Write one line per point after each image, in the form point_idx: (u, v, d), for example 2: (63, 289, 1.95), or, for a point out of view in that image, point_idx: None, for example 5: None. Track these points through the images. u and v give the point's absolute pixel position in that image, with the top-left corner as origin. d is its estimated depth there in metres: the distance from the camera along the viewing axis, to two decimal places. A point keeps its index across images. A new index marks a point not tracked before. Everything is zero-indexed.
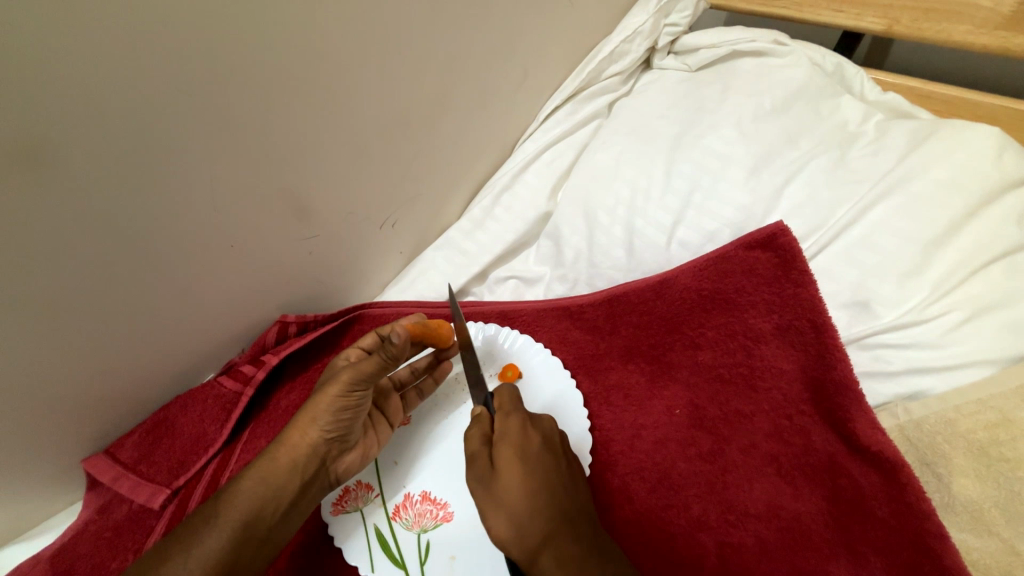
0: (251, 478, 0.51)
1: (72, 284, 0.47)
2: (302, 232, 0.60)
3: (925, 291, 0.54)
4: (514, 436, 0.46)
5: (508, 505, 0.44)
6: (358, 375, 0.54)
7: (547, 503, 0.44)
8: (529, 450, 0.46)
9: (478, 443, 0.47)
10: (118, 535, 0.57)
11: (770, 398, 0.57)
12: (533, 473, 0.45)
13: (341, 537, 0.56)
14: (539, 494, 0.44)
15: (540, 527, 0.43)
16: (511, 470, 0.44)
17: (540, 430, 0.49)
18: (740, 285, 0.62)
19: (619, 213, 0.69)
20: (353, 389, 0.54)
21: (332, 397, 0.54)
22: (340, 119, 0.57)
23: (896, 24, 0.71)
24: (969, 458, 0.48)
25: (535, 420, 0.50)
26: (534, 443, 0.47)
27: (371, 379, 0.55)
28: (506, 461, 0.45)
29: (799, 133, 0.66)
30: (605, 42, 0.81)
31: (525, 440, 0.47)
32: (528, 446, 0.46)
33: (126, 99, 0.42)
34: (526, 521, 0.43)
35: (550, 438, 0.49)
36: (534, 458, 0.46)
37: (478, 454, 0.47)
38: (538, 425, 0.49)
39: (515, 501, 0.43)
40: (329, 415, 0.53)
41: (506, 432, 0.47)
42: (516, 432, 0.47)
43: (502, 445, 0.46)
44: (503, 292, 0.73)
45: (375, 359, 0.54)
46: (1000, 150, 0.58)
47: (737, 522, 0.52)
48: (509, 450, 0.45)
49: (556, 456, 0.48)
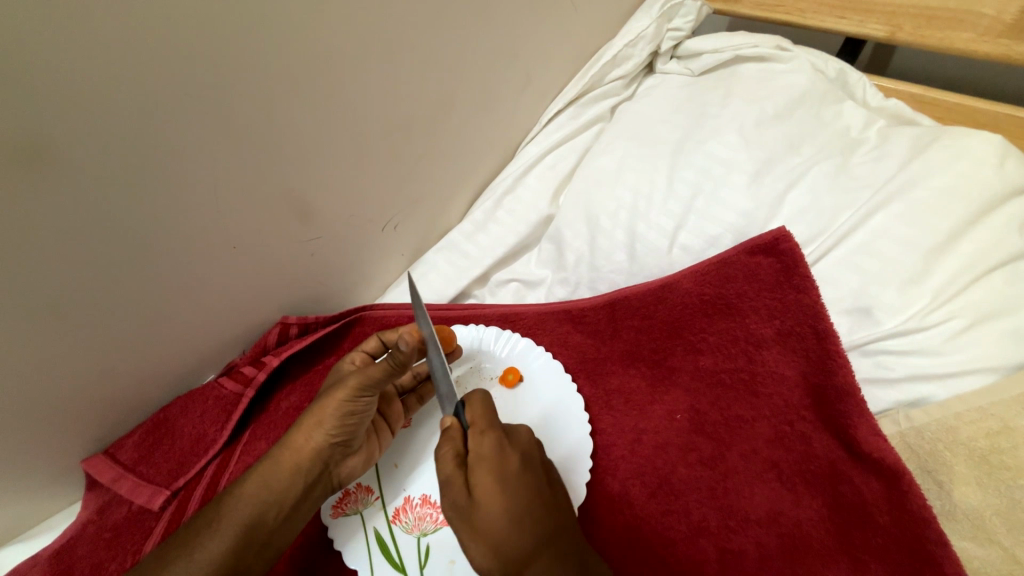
0: (256, 481, 0.51)
1: (73, 284, 0.47)
2: (303, 233, 0.60)
3: (926, 298, 0.55)
4: (488, 459, 0.45)
5: (485, 533, 0.44)
6: (367, 381, 0.54)
7: (526, 529, 0.44)
8: (505, 473, 0.45)
9: (452, 466, 0.47)
10: (117, 536, 0.57)
11: (771, 404, 0.57)
12: (508, 498, 0.44)
13: (341, 540, 0.56)
14: (517, 521, 0.44)
15: (517, 556, 0.43)
16: (485, 497, 0.44)
17: (518, 449, 0.48)
18: (741, 290, 0.62)
19: (621, 216, 0.69)
20: (360, 395, 0.54)
21: (339, 402, 0.54)
22: (342, 121, 0.57)
23: (898, 30, 0.71)
24: (970, 466, 0.48)
25: (513, 436, 0.49)
26: (511, 464, 0.46)
27: (378, 385, 0.55)
28: (481, 487, 0.45)
29: (801, 139, 0.66)
30: (608, 46, 0.81)
31: (501, 461, 0.46)
32: (505, 468, 0.46)
33: (129, 99, 0.42)
34: (503, 549, 0.43)
35: (528, 454, 0.49)
36: (510, 481, 0.45)
37: (453, 479, 0.46)
38: (516, 442, 0.48)
39: (492, 529, 0.44)
40: (335, 420, 0.53)
41: (480, 453, 0.46)
42: (491, 453, 0.46)
43: (478, 469, 0.45)
44: (504, 296, 0.73)
45: (383, 365, 0.54)
46: (1003, 157, 0.58)
47: (738, 528, 0.52)
48: (483, 475, 0.45)
49: (537, 475, 0.48)
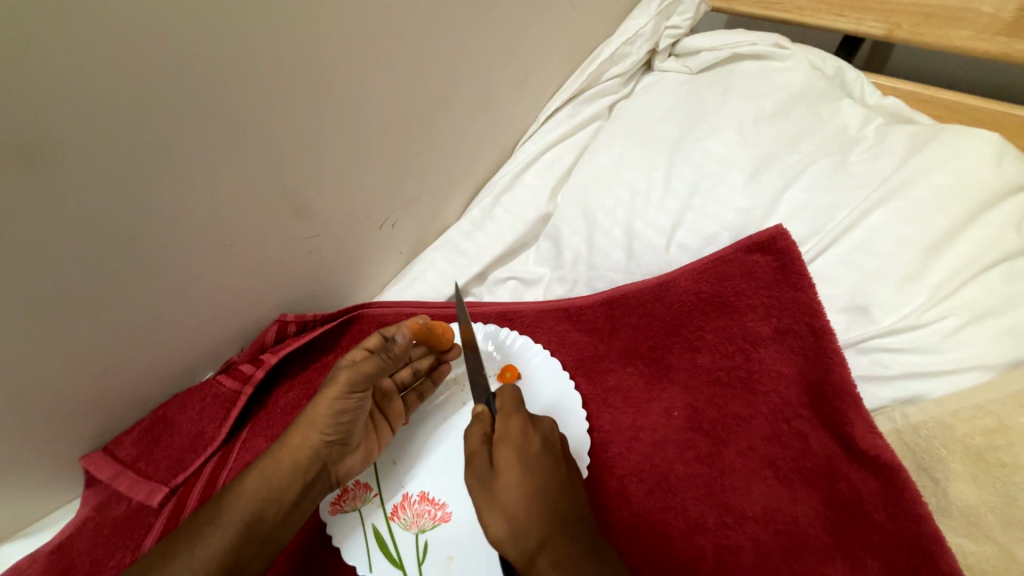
0: (255, 478, 0.51)
1: (71, 281, 0.47)
2: (301, 231, 0.60)
3: (923, 296, 0.55)
4: (514, 436, 0.47)
5: (505, 503, 0.44)
6: (357, 376, 0.54)
7: (545, 503, 0.44)
8: (529, 451, 0.47)
9: (478, 443, 0.48)
10: (117, 533, 0.57)
11: (769, 402, 0.57)
12: (531, 474, 0.45)
13: (340, 537, 0.56)
14: (539, 494, 0.45)
15: (535, 529, 0.43)
16: (511, 469, 0.45)
17: (541, 432, 0.49)
18: (739, 288, 0.62)
19: (619, 215, 0.69)
20: (352, 391, 0.54)
21: (331, 399, 0.54)
22: (342, 119, 0.57)
23: (896, 29, 0.71)
24: (966, 463, 0.48)
25: (536, 422, 0.50)
26: (534, 444, 0.48)
27: (368, 380, 0.55)
28: (506, 460, 0.46)
29: (800, 137, 0.66)
30: (606, 45, 0.81)
31: (526, 440, 0.47)
32: (529, 446, 0.47)
33: (127, 97, 0.42)
34: (523, 524, 0.43)
35: (550, 441, 0.50)
36: (535, 459, 0.47)
37: (477, 455, 0.47)
38: (539, 427, 0.50)
39: (514, 500, 0.44)
40: (329, 417, 0.53)
41: (508, 431, 0.48)
42: (517, 433, 0.47)
43: (503, 445, 0.47)
44: (502, 293, 0.73)
45: (373, 360, 0.55)
46: (1000, 155, 0.58)
47: (735, 524, 0.52)
48: (510, 449, 0.46)
49: (556, 458, 0.49)
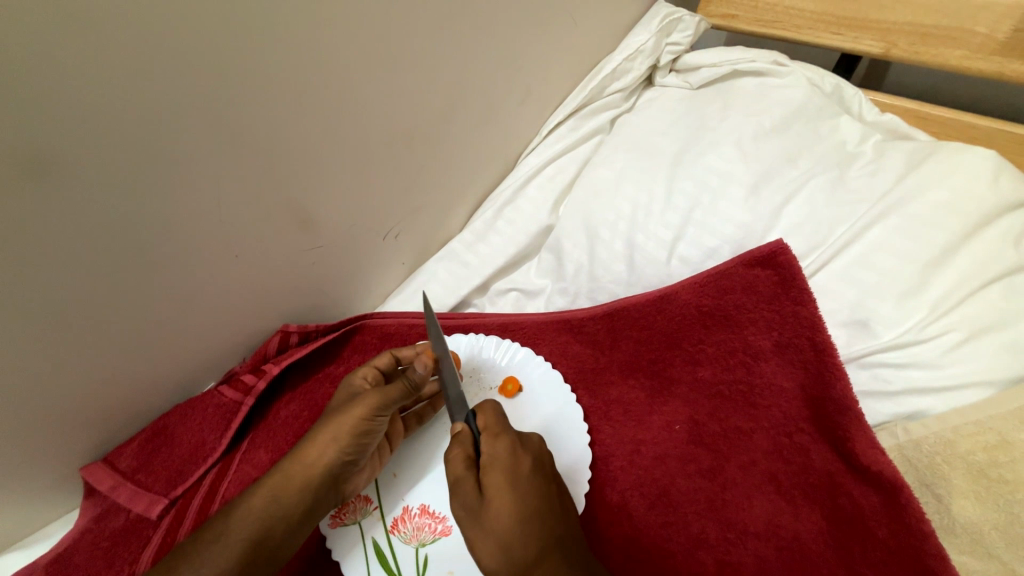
0: (265, 495, 0.51)
1: (75, 289, 0.47)
2: (305, 242, 0.61)
3: (924, 311, 0.55)
4: (502, 459, 0.47)
5: (495, 529, 0.45)
6: (384, 401, 0.55)
7: (535, 531, 0.45)
8: (518, 473, 0.47)
9: (462, 469, 0.48)
10: (115, 545, 0.56)
11: (769, 415, 0.57)
12: (520, 497, 0.46)
13: (340, 550, 0.55)
14: (526, 521, 0.45)
15: (526, 554, 0.44)
16: (498, 496, 0.46)
17: (529, 452, 0.50)
18: (740, 301, 0.62)
19: (620, 228, 0.69)
20: (377, 414, 0.54)
21: (355, 420, 0.54)
22: (348, 131, 0.58)
23: (893, 47, 0.73)
24: (968, 481, 0.48)
25: (523, 442, 0.51)
26: (522, 467, 0.48)
27: (393, 405, 0.55)
28: (493, 486, 0.46)
29: (799, 152, 0.67)
30: (607, 60, 0.82)
31: (515, 463, 0.48)
32: (517, 469, 0.47)
33: (135, 107, 0.42)
34: (514, 549, 0.44)
35: (540, 459, 0.50)
36: (522, 483, 0.47)
37: (463, 481, 0.48)
38: (527, 447, 0.50)
39: (501, 527, 0.45)
40: (349, 438, 0.53)
41: (493, 456, 0.48)
42: (504, 456, 0.48)
43: (490, 470, 0.47)
44: (503, 305, 0.74)
45: (399, 386, 0.56)
46: (997, 172, 0.59)
47: (737, 540, 0.52)
48: (497, 474, 0.46)
49: (546, 479, 0.49)
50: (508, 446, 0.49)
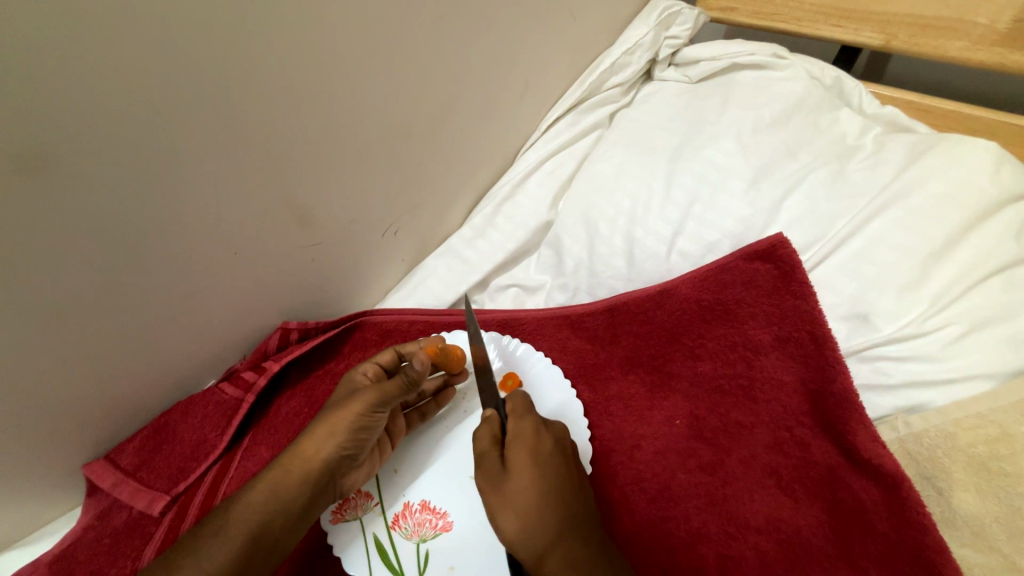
0: (264, 488, 0.51)
1: (73, 288, 0.47)
2: (304, 239, 0.61)
3: (924, 304, 0.55)
4: (529, 437, 0.48)
5: (518, 502, 0.45)
6: (382, 396, 0.54)
7: (558, 505, 0.45)
8: (542, 451, 0.48)
9: (487, 444, 0.49)
10: (117, 542, 0.56)
11: (770, 409, 0.57)
12: (545, 473, 0.47)
13: (341, 546, 0.55)
14: (549, 497, 0.46)
15: (547, 527, 0.44)
16: (522, 470, 0.46)
17: (553, 433, 0.51)
18: (740, 296, 0.62)
19: (619, 222, 0.69)
20: (375, 410, 0.54)
21: (353, 415, 0.54)
22: (346, 128, 0.58)
23: (894, 39, 0.72)
24: (969, 472, 0.48)
25: (547, 424, 0.52)
26: (547, 446, 0.49)
27: (392, 401, 0.55)
28: (519, 461, 0.47)
29: (799, 146, 0.66)
30: (606, 54, 0.82)
31: (539, 441, 0.49)
32: (541, 447, 0.48)
33: (131, 104, 0.42)
34: (537, 522, 0.45)
35: (563, 442, 0.51)
36: (546, 459, 0.48)
37: (487, 455, 0.48)
38: (552, 428, 0.51)
39: (526, 500, 0.45)
40: (347, 432, 0.54)
41: (521, 432, 0.49)
42: (530, 434, 0.49)
43: (517, 445, 0.48)
44: (503, 300, 0.73)
45: (397, 382, 0.55)
46: (997, 165, 0.58)
47: (737, 535, 0.52)
48: (522, 451, 0.47)
49: (569, 458, 0.50)
50: (533, 426, 0.50)
